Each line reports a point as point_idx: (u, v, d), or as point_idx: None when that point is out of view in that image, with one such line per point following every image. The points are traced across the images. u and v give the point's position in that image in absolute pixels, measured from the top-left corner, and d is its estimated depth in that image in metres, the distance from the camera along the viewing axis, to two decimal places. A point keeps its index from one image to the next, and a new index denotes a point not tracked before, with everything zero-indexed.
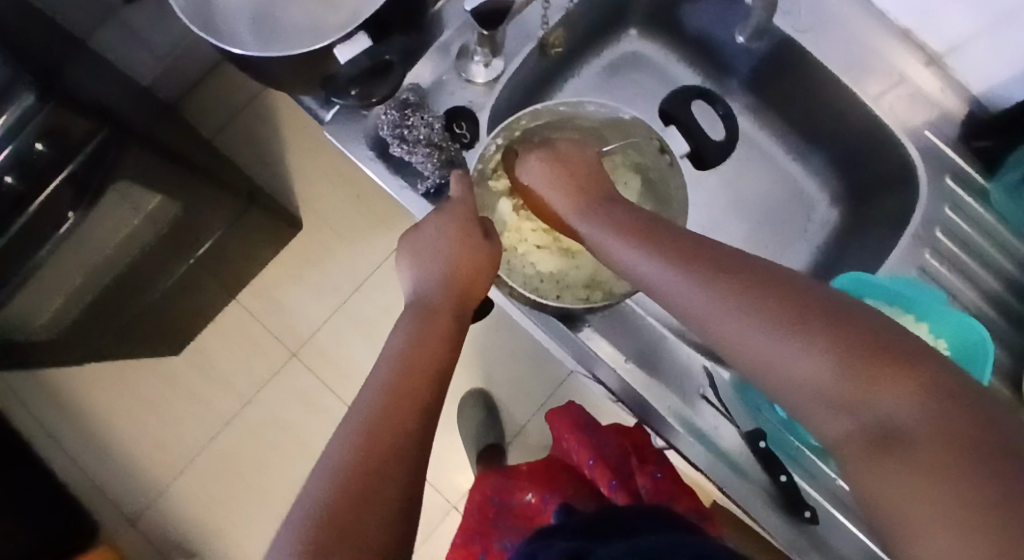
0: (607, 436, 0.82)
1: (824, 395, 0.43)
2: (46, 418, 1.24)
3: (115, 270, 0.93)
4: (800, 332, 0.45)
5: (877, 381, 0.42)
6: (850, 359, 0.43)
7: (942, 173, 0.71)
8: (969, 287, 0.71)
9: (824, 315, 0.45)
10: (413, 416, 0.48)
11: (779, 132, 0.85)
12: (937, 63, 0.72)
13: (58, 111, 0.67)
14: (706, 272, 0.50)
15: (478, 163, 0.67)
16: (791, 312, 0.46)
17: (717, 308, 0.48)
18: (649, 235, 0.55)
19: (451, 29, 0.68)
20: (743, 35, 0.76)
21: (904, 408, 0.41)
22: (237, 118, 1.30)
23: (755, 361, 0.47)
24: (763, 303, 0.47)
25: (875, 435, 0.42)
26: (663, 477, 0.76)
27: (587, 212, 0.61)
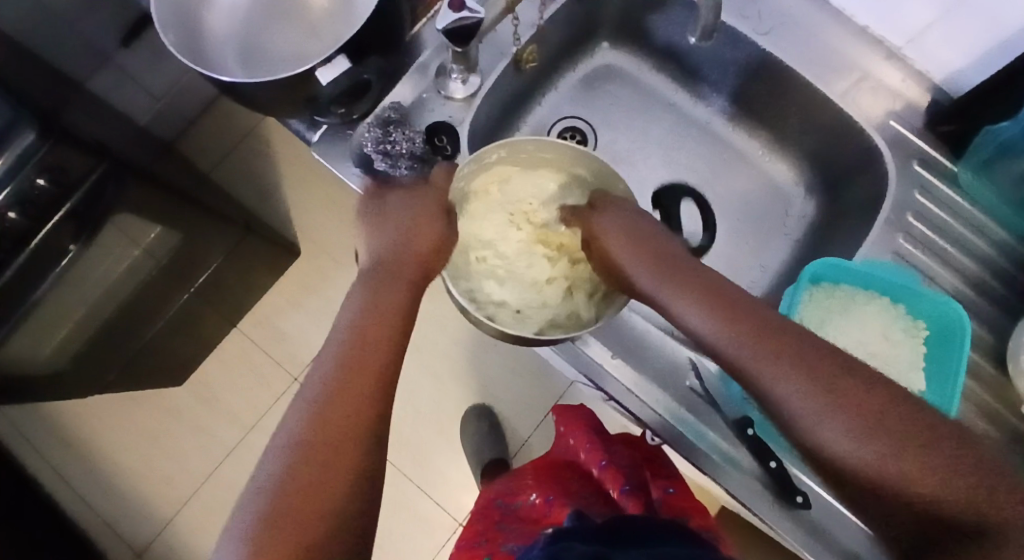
0: (617, 443, 0.85)
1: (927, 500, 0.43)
2: (55, 453, 1.27)
3: (117, 302, 0.96)
4: (879, 433, 0.45)
5: (970, 501, 0.42)
6: (936, 463, 0.43)
7: (909, 160, 0.74)
8: (946, 269, 0.74)
9: (903, 416, 0.45)
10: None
11: (753, 133, 0.88)
12: (896, 56, 0.75)
13: (58, 148, 0.73)
14: (770, 347, 0.51)
15: (471, 160, 0.66)
16: (891, 423, 0.45)
17: (824, 409, 0.46)
18: (723, 301, 0.56)
19: (429, 49, 0.71)
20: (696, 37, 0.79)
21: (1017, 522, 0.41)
22: (234, 149, 1.34)
23: (830, 458, 0.46)
24: (852, 403, 0.46)
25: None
26: (676, 491, 0.79)
27: (657, 272, 0.61)
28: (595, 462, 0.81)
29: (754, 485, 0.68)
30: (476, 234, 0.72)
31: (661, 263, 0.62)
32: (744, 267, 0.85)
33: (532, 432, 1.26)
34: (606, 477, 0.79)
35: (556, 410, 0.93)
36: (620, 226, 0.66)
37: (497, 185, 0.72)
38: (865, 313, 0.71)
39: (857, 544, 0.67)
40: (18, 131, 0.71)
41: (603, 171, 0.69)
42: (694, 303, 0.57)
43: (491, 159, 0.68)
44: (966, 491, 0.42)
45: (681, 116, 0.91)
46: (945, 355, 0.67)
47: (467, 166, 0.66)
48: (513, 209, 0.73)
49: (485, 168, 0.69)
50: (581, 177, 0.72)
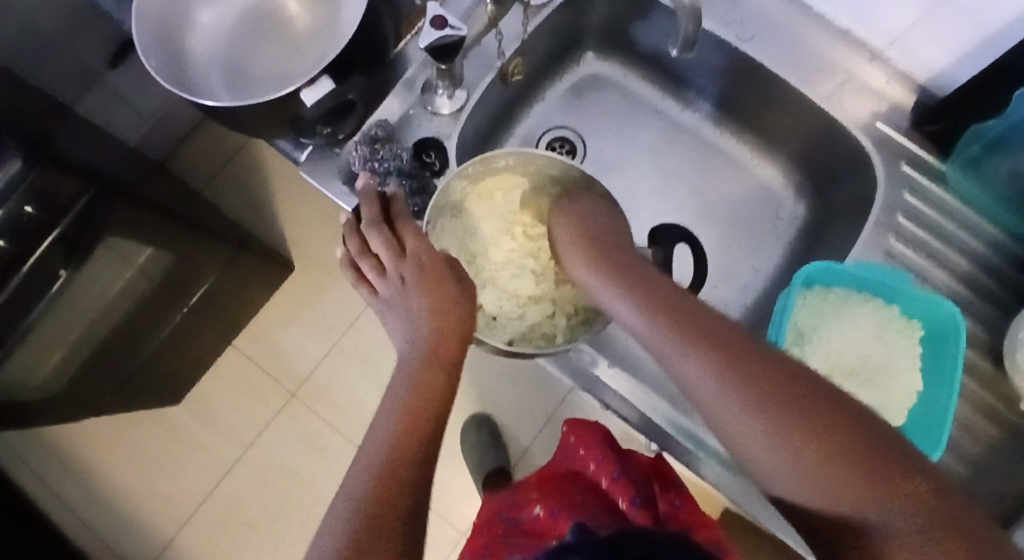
0: (628, 459, 0.85)
1: (808, 487, 0.44)
2: (53, 479, 1.26)
3: (112, 325, 0.95)
4: (789, 423, 0.46)
5: (864, 484, 0.42)
6: (835, 450, 0.44)
7: (898, 160, 0.74)
8: (938, 268, 0.74)
9: (815, 407, 0.46)
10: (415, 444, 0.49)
11: (742, 138, 0.88)
12: (880, 57, 0.75)
13: (46, 173, 0.71)
14: (696, 343, 0.52)
15: (476, 163, 0.65)
16: (796, 413, 0.46)
17: (745, 406, 0.47)
18: (660, 304, 0.57)
19: (414, 65, 0.71)
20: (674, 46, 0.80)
21: (888, 514, 0.41)
22: (225, 168, 1.33)
23: (747, 450, 0.48)
24: (769, 395, 0.47)
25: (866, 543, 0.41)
26: (682, 506, 0.81)
27: (599, 266, 0.63)
28: (605, 474, 0.81)
29: (752, 488, 0.67)
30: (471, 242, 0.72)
31: (609, 266, 0.63)
32: (736, 269, 0.86)
33: (532, 440, 1.26)
34: (617, 488, 0.79)
35: (570, 422, 0.93)
36: (573, 217, 0.67)
37: (496, 193, 0.70)
38: (857, 316, 0.71)
39: None
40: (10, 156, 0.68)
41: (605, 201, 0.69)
42: (632, 304, 0.59)
43: (498, 163, 0.67)
44: (861, 475, 0.42)
45: (670, 123, 0.91)
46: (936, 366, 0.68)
47: (471, 167, 0.66)
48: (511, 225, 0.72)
49: (490, 173, 0.68)
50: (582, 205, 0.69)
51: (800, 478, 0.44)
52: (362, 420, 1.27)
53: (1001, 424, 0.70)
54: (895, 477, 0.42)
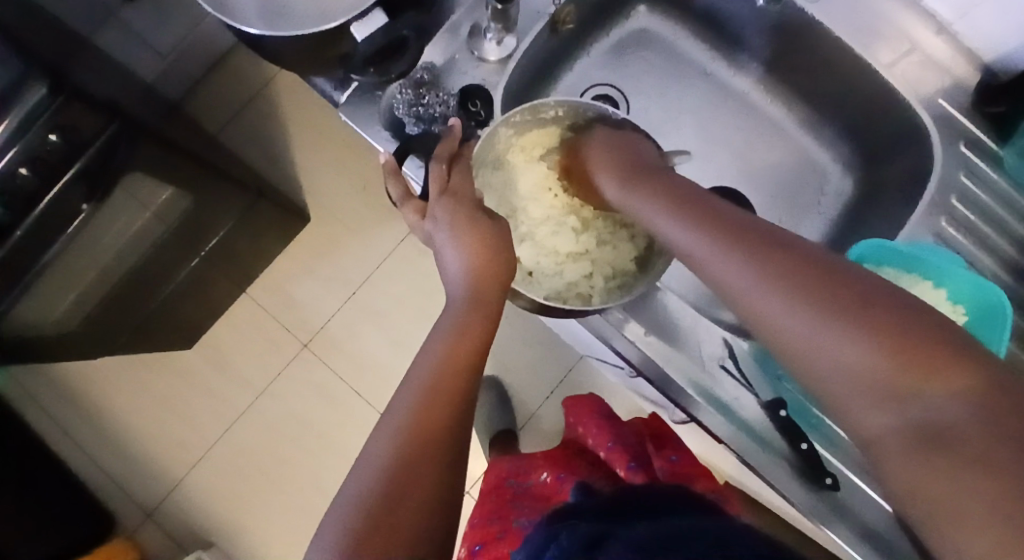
0: (624, 425, 0.85)
1: (855, 381, 0.41)
2: (64, 414, 1.26)
3: (127, 265, 0.94)
4: (840, 312, 0.42)
5: (925, 372, 0.39)
6: (891, 338, 0.40)
7: (956, 140, 0.72)
8: (985, 253, 0.71)
9: (866, 297, 0.42)
10: (452, 400, 0.48)
11: (790, 105, 0.85)
12: (947, 30, 0.72)
13: (69, 105, 0.68)
14: (733, 240, 0.48)
15: (525, 106, 0.65)
16: (847, 302, 0.42)
17: (789, 298, 0.44)
18: (696, 206, 0.53)
19: (461, 8, 0.68)
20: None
21: (944, 407, 0.38)
22: (249, 109, 1.30)
23: (791, 344, 0.44)
24: (818, 287, 0.43)
25: (924, 434, 0.38)
26: (680, 460, 0.78)
27: (627, 179, 0.59)
28: (602, 445, 0.81)
29: (783, 464, 0.67)
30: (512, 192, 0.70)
31: (641, 175, 0.59)
32: None
33: (541, 404, 1.25)
34: (614, 456, 0.78)
35: (566, 401, 0.92)
36: (608, 134, 0.63)
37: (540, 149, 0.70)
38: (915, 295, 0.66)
39: (882, 524, 0.67)
40: (28, 85, 0.64)
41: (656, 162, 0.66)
42: (665, 207, 0.55)
43: (548, 112, 0.67)
44: (919, 364, 0.39)
45: (719, 87, 0.88)
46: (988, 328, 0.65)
47: (518, 115, 0.65)
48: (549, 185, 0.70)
49: (536, 123, 0.68)
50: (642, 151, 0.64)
51: (848, 371, 0.41)
52: (375, 374, 1.27)
53: None
54: (954, 368, 0.39)
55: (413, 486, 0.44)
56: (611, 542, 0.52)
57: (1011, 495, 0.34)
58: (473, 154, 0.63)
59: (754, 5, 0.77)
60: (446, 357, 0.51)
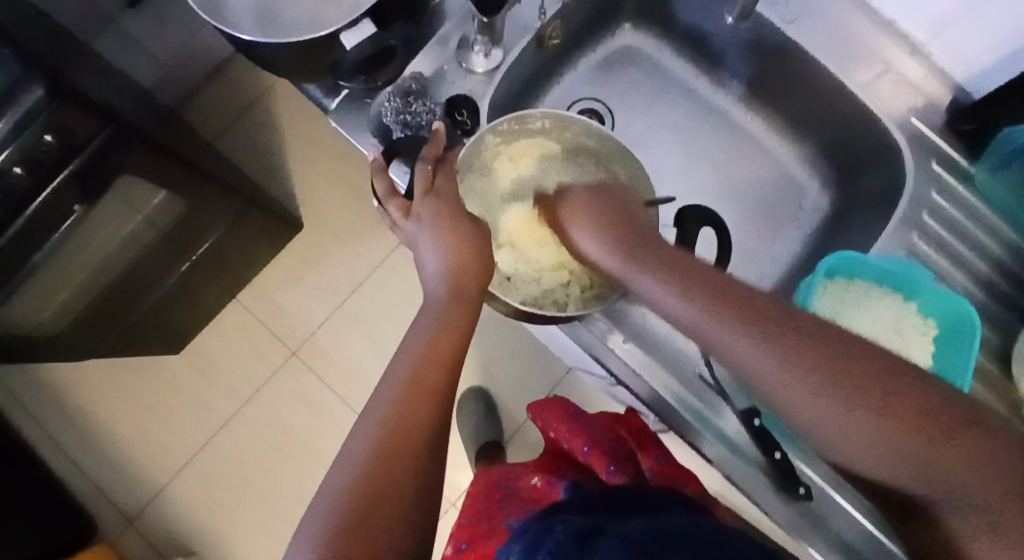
0: (597, 422, 0.83)
1: (872, 454, 0.44)
2: (48, 418, 1.26)
3: (118, 266, 0.95)
4: (846, 395, 0.45)
5: (933, 445, 0.42)
6: (898, 417, 0.43)
7: (927, 158, 0.74)
8: (957, 269, 0.73)
9: (867, 374, 0.45)
10: (430, 402, 0.50)
11: (771, 123, 0.88)
12: (920, 52, 0.74)
13: (65, 109, 0.68)
14: (734, 318, 0.50)
15: (514, 116, 0.67)
16: (849, 383, 0.45)
17: (796, 383, 0.46)
18: (685, 273, 0.55)
19: (451, 22, 0.70)
20: (731, 15, 0.77)
21: (952, 471, 0.42)
22: (243, 117, 1.32)
23: (807, 426, 0.47)
24: (821, 370, 0.46)
25: (941, 498, 0.43)
26: (667, 461, 0.78)
27: (600, 235, 0.63)
28: (577, 448, 0.79)
29: (758, 471, 0.68)
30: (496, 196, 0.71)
31: (630, 234, 0.62)
32: (754, 256, 0.85)
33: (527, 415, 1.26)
34: (592, 460, 0.76)
35: (532, 405, 0.90)
36: (589, 192, 0.66)
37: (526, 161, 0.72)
38: (879, 308, 0.70)
39: (856, 536, 0.68)
40: (27, 84, 0.65)
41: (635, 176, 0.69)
42: (656, 274, 0.57)
43: (535, 123, 0.69)
44: (927, 438, 0.42)
45: (701, 104, 0.90)
46: (953, 353, 0.67)
47: (505, 123, 0.67)
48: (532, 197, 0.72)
49: (524, 133, 0.70)
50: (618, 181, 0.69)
51: (867, 449, 0.44)
52: (362, 383, 1.27)
53: None
54: (956, 432, 0.42)
55: (390, 479, 0.45)
56: (602, 534, 0.51)
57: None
58: (457, 159, 0.64)
59: (722, 22, 0.80)
60: (427, 357, 0.52)
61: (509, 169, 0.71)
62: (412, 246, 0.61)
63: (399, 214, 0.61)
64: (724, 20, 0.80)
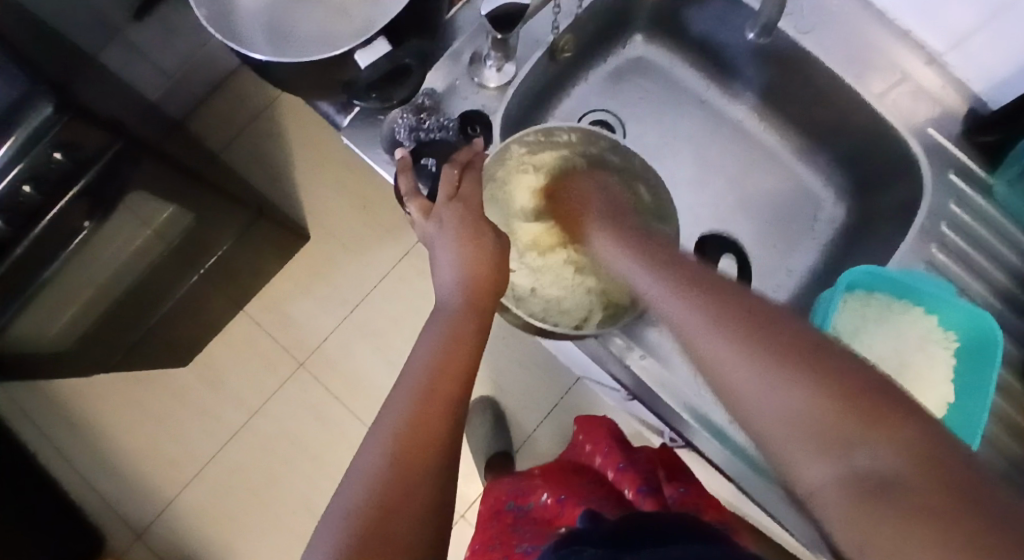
0: (639, 452, 0.84)
1: (798, 431, 0.43)
2: (56, 432, 1.26)
3: (127, 280, 0.95)
4: (766, 358, 0.45)
5: (861, 423, 0.41)
6: (817, 382, 0.43)
7: (945, 169, 0.73)
8: (976, 280, 0.72)
9: (796, 345, 0.45)
10: (446, 420, 0.48)
11: (784, 132, 0.87)
12: (937, 61, 0.74)
13: (71, 124, 0.66)
14: (683, 287, 0.53)
15: (542, 128, 0.67)
16: (772, 344, 0.45)
17: (722, 333, 0.47)
18: (666, 258, 0.57)
19: (463, 37, 0.70)
20: (751, 31, 0.77)
21: (875, 450, 0.40)
22: (251, 131, 1.32)
23: (727, 388, 0.47)
24: (753, 331, 0.47)
25: (863, 486, 0.40)
26: (688, 491, 0.77)
27: (613, 232, 0.62)
28: (613, 466, 0.82)
29: (777, 491, 0.65)
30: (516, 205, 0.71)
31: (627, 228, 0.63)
32: (769, 268, 0.84)
33: (538, 425, 1.25)
34: (624, 478, 0.79)
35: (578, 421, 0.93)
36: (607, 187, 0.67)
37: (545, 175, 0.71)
38: (901, 322, 0.70)
39: None
40: (37, 104, 0.63)
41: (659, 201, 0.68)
42: (636, 258, 0.58)
43: (563, 138, 0.69)
44: (856, 414, 0.41)
45: (713, 114, 0.89)
46: (976, 376, 0.66)
47: (532, 134, 0.67)
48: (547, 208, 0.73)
49: (550, 146, 0.69)
50: None
51: (790, 417, 0.43)
52: (371, 394, 1.27)
53: None
54: (894, 424, 0.40)
55: (401, 495, 0.44)
56: None
57: (946, 539, 0.35)
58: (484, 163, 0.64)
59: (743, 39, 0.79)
60: (440, 369, 0.51)
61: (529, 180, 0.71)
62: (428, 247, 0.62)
63: (419, 214, 0.61)
64: (745, 36, 0.79)
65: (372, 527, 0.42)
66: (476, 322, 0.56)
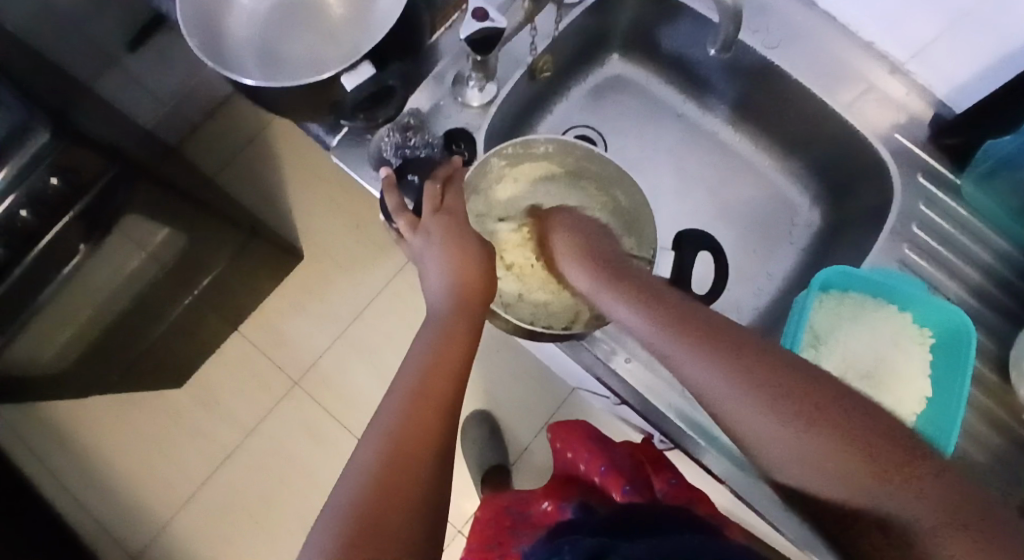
0: (619, 448, 0.84)
1: (832, 488, 0.46)
2: (51, 459, 1.27)
3: (122, 302, 0.96)
4: (787, 418, 0.47)
5: (886, 481, 0.45)
6: (841, 442, 0.46)
7: (914, 172, 0.76)
8: (950, 279, 0.75)
9: (814, 404, 0.47)
10: (437, 426, 0.50)
11: (759, 142, 0.90)
12: (901, 70, 0.77)
13: (70, 149, 0.68)
14: (689, 335, 0.53)
15: (518, 142, 0.69)
16: (790, 404, 0.48)
17: (738, 389, 0.49)
18: (661, 303, 0.56)
19: (446, 58, 0.73)
20: (714, 47, 0.79)
21: (901, 505, 0.44)
22: (241, 155, 1.34)
23: (751, 439, 0.49)
24: (769, 392, 0.48)
25: (893, 537, 0.45)
26: (678, 483, 0.78)
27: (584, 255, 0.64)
28: (595, 470, 0.81)
29: (761, 487, 0.67)
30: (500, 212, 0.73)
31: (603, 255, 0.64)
32: (749, 275, 0.87)
33: (532, 437, 1.27)
34: (608, 480, 0.79)
35: (553, 426, 0.93)
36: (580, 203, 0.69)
37: (522, 186, 0.74)
38: (875, 320, 0.72)
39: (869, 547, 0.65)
40: (32, 129, 0.66)
41: (632, 199, 0.70)
42: (620, 300, 0.59)
43: (538, 148, 0.71)
44: (880, 474, 0.45)
45: (691, 127, 0.92)
46: (948, 372, 0.69)
47: (510, 148, 0.69)
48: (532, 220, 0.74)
49: (529, 157, 0.72)
50: (620, 206, 0.71)
51: (817, 475, 0.47)
52: (365, 411, 1.28)
53: (1007, 435, 0.71)
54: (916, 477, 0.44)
55: (394, 497, 0.45)
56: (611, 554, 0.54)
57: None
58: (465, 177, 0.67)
59: (708, 54, 0.83)
60: (430, 378, 0.53)
61: (509, 190, 0.73)
62: (417, 262, 0.64)
63: (406, 229, 0.63)
64: (709, 52, 0.83)
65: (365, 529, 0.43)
66: (464, 332, 0.58)
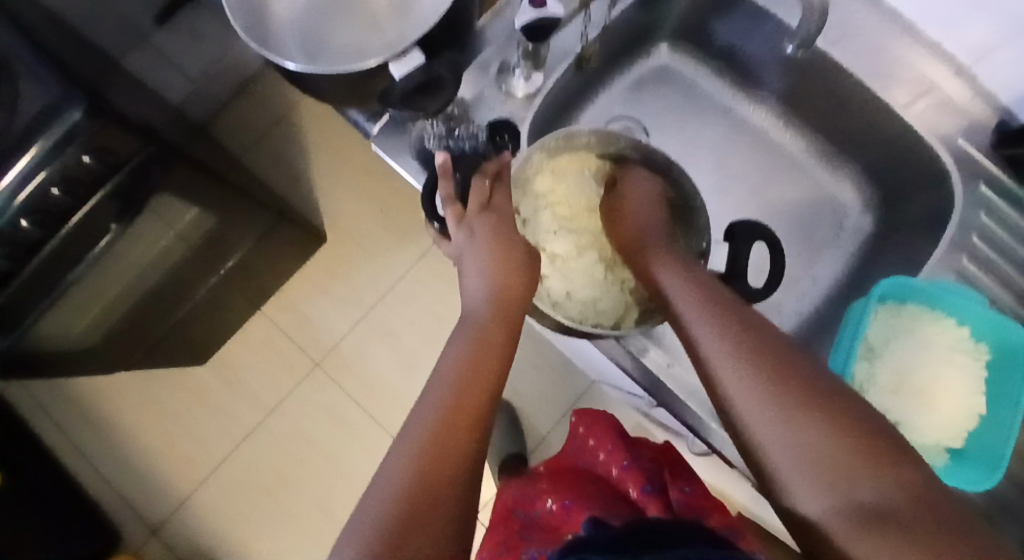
0: (641, 449, 0.82)
1: (812, 463, 0.47)
2: (73, 430, 1.27)
3: (151, 280, 0.96)
4: (780, 391, 0.50)
5: (867, 463, 0.45)
6: (828, 420, 0.47)
7: (976, 180, 0.73)
8: (1007, 292, 0.72)
9: (811, 388, 0.49)
10: (471, 431, 0.49)
11: (809, 141, 0.86)
12: (966, 73, 0.74)
13: (104, 128, 0.65)
14: (705, 310, 0.56)
15: (561, 133, 0.67)
16: (784, 377, 0.50)
17: (739, 355, 0.52)
18: (692, 281, 0.59)
19: (492, 46, 0.71)
20: (790, 44, 0.76)
21: (875, 486, 0.44)
22: (270, 134, 1.33)
23: (742, 406, 0.51)
24: (769, 366, 0.51)
25: (867, 515, 0.44)
26: (693, 490, 0.73)
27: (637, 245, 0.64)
28: (615, 463, 0.80)
29: None
30: (540, 206, 0.72)
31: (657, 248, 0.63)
32: (795, 277, 0.84)
33: (550, 430, 1.24)
34: (628, 477, 0.77)
35: (579, 413, 0.92)
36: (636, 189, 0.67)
37: (561, 182, 0.71)
38: (928, 335, 0.69)
39: None
40: (66, 107, 0.62)
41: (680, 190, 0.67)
42: (677, 281, 0.60)
43: (581, 138, 0.68)
44: (862, 454, 0.46)
45: (738, 122, 0.89)
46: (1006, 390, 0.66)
47: (553, 140, 0.67)
48: (574, 215, 0.73)
49: (570, 148, 0.70)
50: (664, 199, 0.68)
51: (795, 445, 0.48)
52: (387, 396, 1.27)
53: None
54: (896, 465, 0.45)
55: (427, 506, 0.44)
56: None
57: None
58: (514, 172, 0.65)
59: (778, 51, 0.79)
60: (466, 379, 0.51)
61: (548, 183, 0.71)
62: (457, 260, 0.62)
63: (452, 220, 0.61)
64: (780, 49, 0.79)
65: (399, 536, 0.42)
66: (500, 332, 0.56)
